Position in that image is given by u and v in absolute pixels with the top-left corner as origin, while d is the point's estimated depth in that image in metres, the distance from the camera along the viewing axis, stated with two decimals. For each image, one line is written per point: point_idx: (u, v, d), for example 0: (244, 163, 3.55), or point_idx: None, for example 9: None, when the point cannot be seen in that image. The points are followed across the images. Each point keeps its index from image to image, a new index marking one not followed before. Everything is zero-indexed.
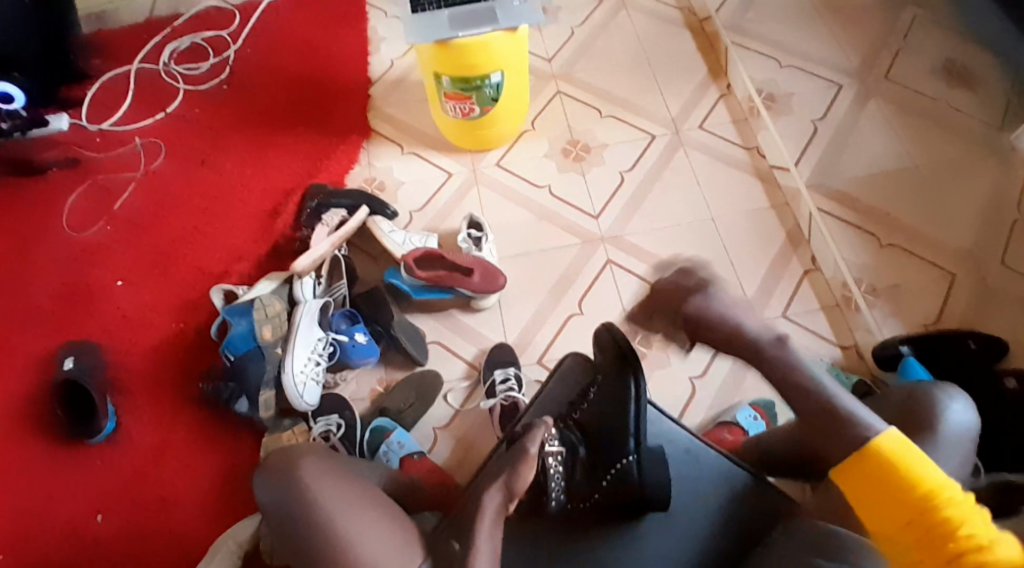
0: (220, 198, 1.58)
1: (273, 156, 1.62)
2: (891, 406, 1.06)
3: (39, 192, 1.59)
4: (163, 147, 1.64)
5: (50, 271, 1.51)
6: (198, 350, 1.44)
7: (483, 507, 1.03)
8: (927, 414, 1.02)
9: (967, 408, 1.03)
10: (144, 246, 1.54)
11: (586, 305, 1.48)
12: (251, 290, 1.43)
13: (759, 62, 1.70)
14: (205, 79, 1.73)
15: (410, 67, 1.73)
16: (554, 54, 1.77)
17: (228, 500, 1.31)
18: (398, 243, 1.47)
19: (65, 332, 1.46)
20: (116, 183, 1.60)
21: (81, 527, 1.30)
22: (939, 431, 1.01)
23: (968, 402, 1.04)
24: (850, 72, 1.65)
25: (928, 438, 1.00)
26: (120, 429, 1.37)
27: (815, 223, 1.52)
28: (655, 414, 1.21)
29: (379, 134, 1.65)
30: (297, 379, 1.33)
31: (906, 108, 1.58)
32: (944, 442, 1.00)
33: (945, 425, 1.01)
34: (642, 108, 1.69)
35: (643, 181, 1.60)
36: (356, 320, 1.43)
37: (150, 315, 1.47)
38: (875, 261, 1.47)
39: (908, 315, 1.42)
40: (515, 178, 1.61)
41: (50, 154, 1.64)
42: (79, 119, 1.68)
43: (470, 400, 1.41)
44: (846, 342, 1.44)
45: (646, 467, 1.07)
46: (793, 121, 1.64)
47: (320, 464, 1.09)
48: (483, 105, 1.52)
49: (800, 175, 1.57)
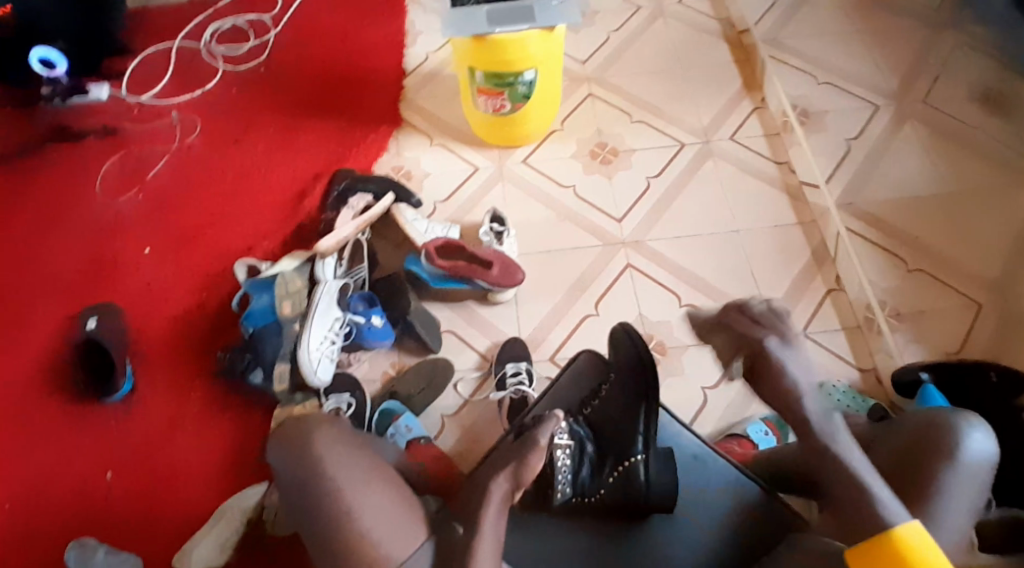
0: (250, 176, 1.61)
1: (305, 139, 1.65)
2: (901, 435, 1.04)
3: (76, 158, 1.65)
4: (199, 123, 1.68)
5: (81, 235, 1.56)
6: (218, 321, 1.47)
7: (489, 493, 1.03)
8: (940, 441, 0.99)
9: (987, 437, 1.00)
10: (174, 217, 1.57)
11: (602, 307, 1.48)
12: (275, 266, 1.45)
13: (795, 78, 1.70)
14: (245, 60, 1.77)
15: (445, 61, 1.76)
16: (589, 57, 1.78)
17: (235, 467, 1.34)
18: (420, 231, 1.49)
19: (90, 294, 1.50)
20: (150, 154, 1.65)
21: (91, 484, 1.33)
22: (954, 460, 0.98)
23: (988, 430, 1.01)
24: (888, 93, 1.60)
25: (941, 462, 0.98)
26: (136, 393, 1.41)
27: (842, 242, 1.52)
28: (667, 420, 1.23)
29: (409, 124, 1.67)
30: (312, 356, 1.35)
31: (940, 131, 1.50)
32: (958, 469, 0.97)
33: (961, 454, 0.98)
34: (674, 116, 1.69)
35: (669, 187, 1.60)
36: (373, 303, 1.44)
37: (175, 283, 1.51)
38: (900, 286, 1.46)
39: (933, 341, 1.39)
40: (541, 176, 1.62)
41: (89, 122, 1.69)
42: (120, 90, 1.73)
43: (480, 391, 1.42)
44: (865, 365, 1.44)
45: (655, 467, 1.10)
46: (827, 139, 1.62)
47: (333, 434, 1.10)
48: (514, 101, 1.53)
49: (830, 193, 1.56)
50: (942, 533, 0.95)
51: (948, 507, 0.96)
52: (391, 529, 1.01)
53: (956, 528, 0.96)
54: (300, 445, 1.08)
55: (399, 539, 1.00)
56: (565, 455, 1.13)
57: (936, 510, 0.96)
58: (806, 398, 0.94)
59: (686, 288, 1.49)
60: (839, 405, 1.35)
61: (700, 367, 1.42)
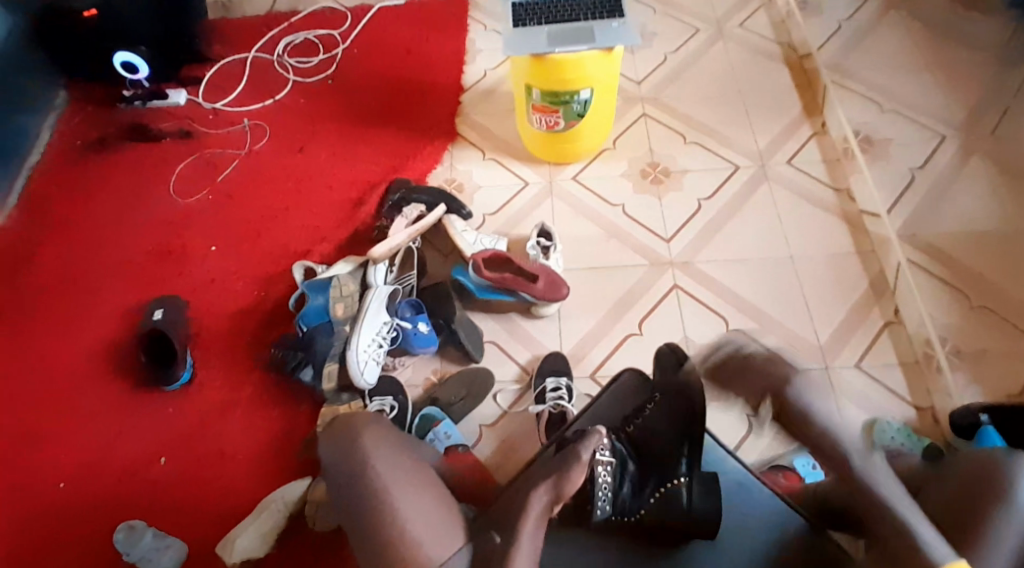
0: (312, 183, 1.69)
1: (365, 149, 1.72)
2: (956, 478, 1.01)
3: (155, 160, 1.75)
4: (268, 130, 1.77)
5: (153, 230, 1.66)
6: (273, 319, 1.54)
7: (529, 505, 1.04)
8: (992, 483, 0.97)
9: None
10: (238, 217, 1.66)
11: (646, 326, 1.48)
12: (329, 269, 1.52)
13: (858, 105, 1.67)
14: (313, 73, 1.85)
15: (502, 79, 1.80)
16: (645, 78, 1.79)
17: (279, 459, 1.39)
18: (469, 242, 1.52)
19: (157, 287, 1.59)
20: (221, 158, 1.74)
21: (145, 467, 1.41)
22: (1007, 503, 0.95)
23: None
24: (955, 124, 1.56)
25: (992, 506, 0.95)
26: (193, 382, 1.48)
27: (902, 274, 1.47)
28: (709, 443, 1.23)
29: (464, 139, 1.72)
30: (360, 357, 1.40)
31: (1015, 175, 1.44)
32: (1012, 515, 0.94)
33: (1013, 498, 0.95)
34: (728, 138, 1.68)
35: (720, 210, 1.59)
36: (420, 309, 1.48)
37: (236, 280, 1.58)
38: (960, 322, 1.40)
39: (993, 382, 1.33)
40: (590, 194, 1.63)
41: (165, 125, 1.80)
42: (196, 96, 1.84)
43: (518, 403, 1.44)
44: (923, 404, 1.38)
45: (698, 494, 1.10)
46: (888, 168, 1.58)
47: (380, 431, 1.16)
48: (568, 119, 1.55)
49: (891, 223, 1.52)
50: None
51: (1001, 553, 0.93)
52: (428, 525, 1.06)
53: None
54: (348, 439, 1.15)
55: (441, 541, 1.04)
56: (607, 472, 1.13)
57: (983, 550, 0.93)
58: (841, 435, 0.98)
59: (734, 313, 1.48)
60: (891, 442, 1.30)
61: None
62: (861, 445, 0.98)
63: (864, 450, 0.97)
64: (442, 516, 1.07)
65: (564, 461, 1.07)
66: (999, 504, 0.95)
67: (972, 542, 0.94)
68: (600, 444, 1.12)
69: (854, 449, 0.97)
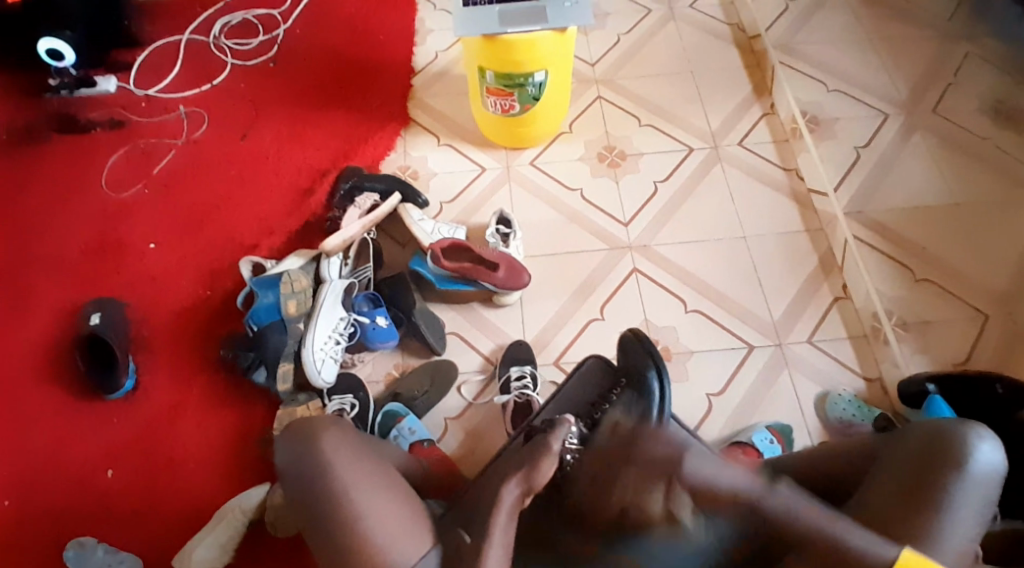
0: (257, 173, 1.60)
1: (312, 136, 1.64)
2: (909, 448, 1.02)
3: (81, 150, 1.63)
4: (206, 118, 1.67)
5: (84, 226, 1.55)
6: (222, 317, 1.46)
7: (500, 499, 1.01)
8: (952, 452, 0.99)
9: (994, 450, 1.00)
10: (177, 210, 1.56)
11: (607, 311, 1.47)
12: (279, 264, 1.45)
13: (807, 83, 1.69)
14: (253, 56, 1.75)
15: (454, 61, 1.75)
16: (599, 59, 1.77)
17: (235, 465, 1.33)
18: (426, 231, 1.48)
19: (93, 287, 1.49)
20: (156, 148, 1.64)
21: (90, 479, 1.32)
22: (965, 468, 0.97)
23: (995, 442, 1.01)
24: (899, 102, 1.63)
25: (952, 475, 0.97)
26: (139, 386, 1.40)
27: (849, 251, 1.50)
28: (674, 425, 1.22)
29: (417, 124, 1.67)
30: (316, 356, 1.34)
31: (952, 143, 1.55)
32: (967, 483, 0.97)
33: (973, 465, 0.98)
34: (683, 120, 1.68)
35: (676, 192, 1.59)
36: (378, 303, 1.42)
37: (178, 278, 1.49)
38: (905, 295, 1.45)
39: (938, 350, 1.39)
40: (548, 178, 1.61)
41: (95, 115, 1.68)
42: (126, 82, 1.72)
43: (483, 393, 1.41)
44: (871, 374, 1.42)
45: None
46: (837, 146, 1.61)
47: (343, 433, 1.11)
48: (523, 102, 1.52)
49: (838, 201, 1.54)
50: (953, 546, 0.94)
51: (967, 518, 0.95)
52: (399, 530, 1.01)
53: (969, 538, 0.95)
54: (306, 440, 1.09)
55: (409, 542, 1.00)
56: (574, 461, 1.09)
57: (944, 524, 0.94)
58: (742, 487, 0.91)
59: (693, 294, 1.49)
60: (843, 414, 1.36)
61: (704, 373, 1.42)
62: (765, 484, 0.92)
63: (767, 486, 0.92)
64: (416, 521, 1.03)
65: (533, 451, 1.05)
66: (959, 471, 0.97)
67: (933, 517, 0.95)
68: (569, 433, 1.09)
69: (762, 493, 0.90)
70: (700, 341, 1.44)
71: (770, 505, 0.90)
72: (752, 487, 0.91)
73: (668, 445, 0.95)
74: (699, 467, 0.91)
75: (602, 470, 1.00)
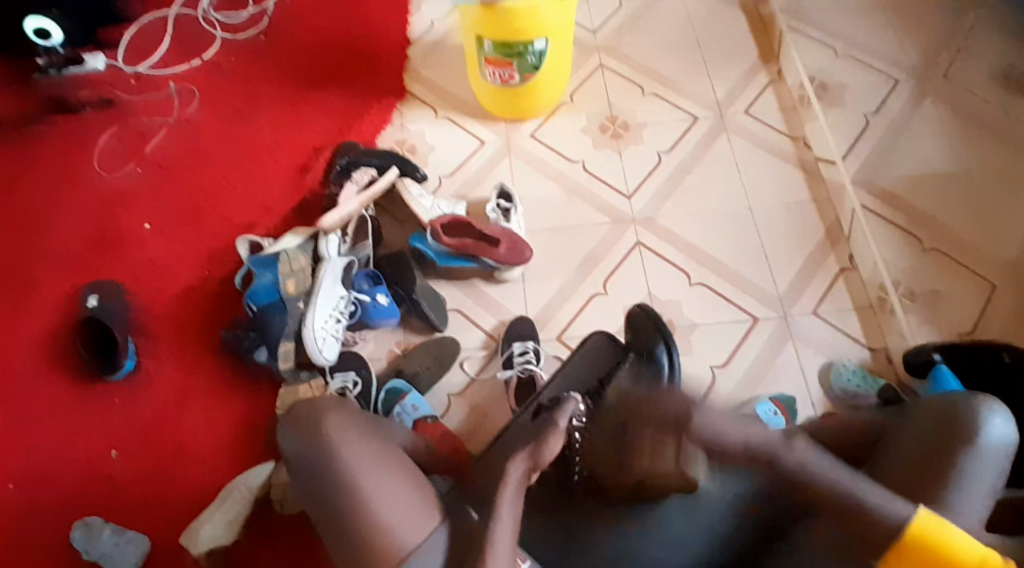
0: (252, 151, 1.57)
1: (307, 111, 1.61)
2: (920, 426, 0.99)
3: (74, 132, 1.61)
4: (197, 93, 1.64)
5: (80, 209, 1.53)
6: (221, 298, 1.45)
7: (506, 474, 0.99)
8: (963, 429, 0.96)
9: (1007, 424, 0.97)
10: (172, 190, 1.54)
11: (610, 286, 1.45)
12: (277, 243, 1.43)
13: (814, 49, 1.65)
14: (242, 29, 1.72)
15: (451, 30, 1.71)
16: (600, 27, 1.73)
17: (239, 446, 1.33)
18: (425, 207, 1.46)
19: (91, 271, 1.47)
20: (149, 127, 1.61)
21: (96, 463, 1.32)
22: (975, 444, 0.95)
23: (1008, 416, 0.98)
24: (909, 69, 1.60)
25: (962, 450, 0.95)
26: (140, 370, 1.39)
27: (857, 221, 1.47)
28: None
29: (414, 96, 1.63)
30: (317, 334, 1.33)
31: (959, 112, 1.52)
32: (979, 458, 0.94)
33: (983, 439, 0.95)
34: (687, 90, 1.64)
35: (680, 164, 1.56)
36: (378, 280, 1.42)
37: (177, 260, 1.48)
38: (913, 264, 1.43)
39: (945, 320, 1.37)
40: (549, 151, 1.58)
41: (85, 94, 1.65)
42: (116, 60, 1.69)
43: (486, 368, 1.41)
44: (876, 345, 1.40)
45: None
46: (844, 113, 1.58)
47: (348, 414, 1.09)
48: (523, 72, 1.48)
49: (846, 170, 1.51)
50: (962, 521, 0.91)
51: (975, 498, 0.93)
52: (400, 505, 0.99)
53: (976, 512, 0.93)
54: (309, 431, 1.07)
55: (411, 525, 0.98)
56: (583, 436, 1.08)
57: (954, 499, 0.92)
58: (759, 440, 0.81)
59: (697, 268, 1.47)
60: (847, 385, 1.34)
61: (708, 346, 1.40)
62: (782, 437, 0.81)
63: (786, 439, 0.81)
64: (420, 504, 1.00)
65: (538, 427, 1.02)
66: (968, 451, 0.94)
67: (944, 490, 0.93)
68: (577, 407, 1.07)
69: (779, 447, 0.80)
70: (704, 314, 1.43)
71: (788, 460, 0.80)
72: (769, 439, 0.81)
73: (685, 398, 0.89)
74: (708, 427, 0.83)
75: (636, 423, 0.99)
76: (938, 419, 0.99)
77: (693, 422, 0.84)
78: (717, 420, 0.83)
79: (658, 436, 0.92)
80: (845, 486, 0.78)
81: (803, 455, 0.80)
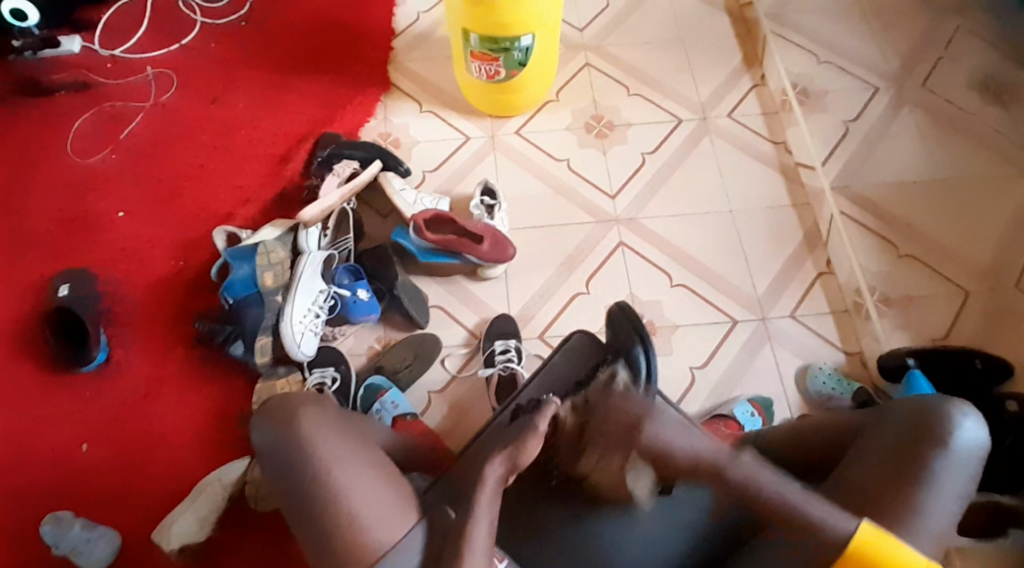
0: (230, 139, 1.54)
1: (287, 101, 1.58)
2: (896, 423, 0.99)
3: (45, 114, 1.56)
4: (175, 80, 1.60)
5: (50, 194, 1.48)
6: (196, 289, 1.41)
7: (485, 477, 0.97)
8: (934, 430, 0.96)
9: (978, 425, 0.96)
10: (147, 178, 1.50)
11: (593, 284, 1.45)
12: (255, 235, 1.40)
13: (798, 54, 1.67)
14: (223, 14, 1.68)
15: (437, 23, 1.69)
16: (588, 25, 1.72)
17: (214, 440, 1.30)
18: (408, 202, 1.44)
19: (61, 258, 1.43)
20: (123, 112, 1.56)
21: (64, 456, 1.28)
22: (947, 447, 0.94)
23: (980, 418, 0.98)
24: (889, 76, 1.61)
25: (932, 453, 0.94)
26: (111, 361, 1.35)
27: (835, 226, 1.49)
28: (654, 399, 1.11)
29: (398, 89, 1.61)
30: (295, 329, 1.30)
31: (942, 118, 1.54)
32: (952, 464, 0.94)
33: (954, 442, 0.95)
34: (674, 92, 1.65)
35: (664, 165, 1.57)
36: (359, 275, 1.40)
37: (151, 249, 1.44)
38: (889, 270, 1.45)
39: (920, 326, 1.39)
40: (533, 148, 1.57)
41: (59, 77, 1.60)
42: (92, 43, 1.64)
43: (467, 366, 1.39)
44: (851, 348, 1.42)
45: None
46: (826, 118, 1.60)
47: (323, 412, 1.06)
48: (509, 67, 1.47)
49: (825, 175, 1.53)
50: (932, 524, 0.92)
51: (948, 499, 0.93)
52: (376, 500, 0.98)
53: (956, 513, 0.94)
54: (283, 423, 1.04)
55: (386, 522, 0.96)
56: (568, 429, 1.10)
57: (925, 502, 0.92)
58: (706, 453, 0.87)
59: (680, 270, 1.47)
60: (823, 388, 1.36)
61: (689, 346, 1.41)
62: (727, 451, 0.88)
63: (731, 451, 0.88)
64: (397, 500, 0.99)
65: (518, 432, 0.99)
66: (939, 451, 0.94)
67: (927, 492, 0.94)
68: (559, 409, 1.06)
69: (723, 460, 0.87)
70: (686, 315, 1.43)
71: (734, 474, 0.86)
72: (715, 453, 0.88)
73: (634, 407, 0.96)
74: (666, 438, 0.89)
75: (584, 437, 1.00)
76: (908, 420, 0.98)
77: (647, 427, 0.92)
78: (674, 435, 0.90)
79: (612, 444, 0.97)
80: (788, 495, 0.84)
81: (744, 466, 0.86)
